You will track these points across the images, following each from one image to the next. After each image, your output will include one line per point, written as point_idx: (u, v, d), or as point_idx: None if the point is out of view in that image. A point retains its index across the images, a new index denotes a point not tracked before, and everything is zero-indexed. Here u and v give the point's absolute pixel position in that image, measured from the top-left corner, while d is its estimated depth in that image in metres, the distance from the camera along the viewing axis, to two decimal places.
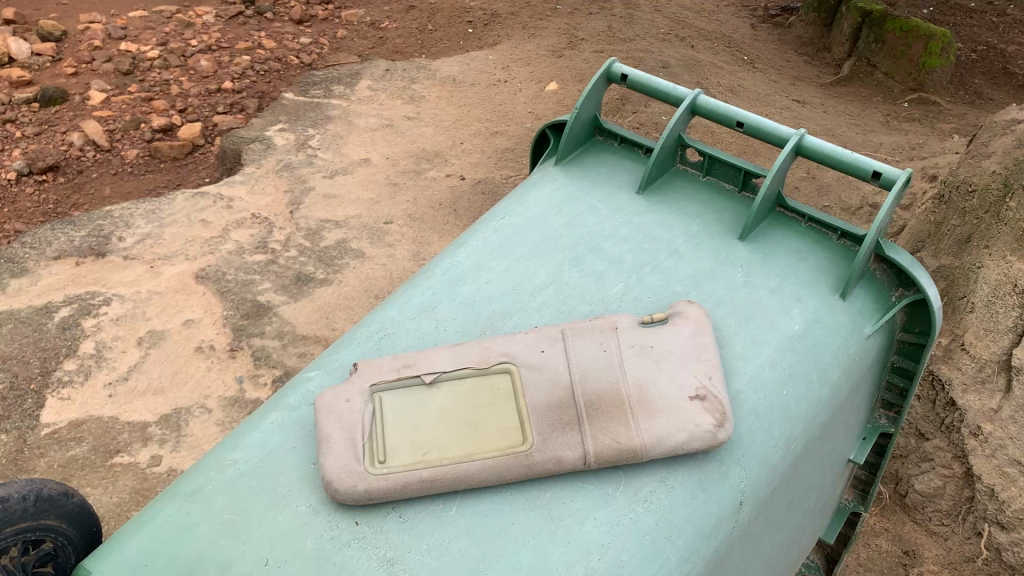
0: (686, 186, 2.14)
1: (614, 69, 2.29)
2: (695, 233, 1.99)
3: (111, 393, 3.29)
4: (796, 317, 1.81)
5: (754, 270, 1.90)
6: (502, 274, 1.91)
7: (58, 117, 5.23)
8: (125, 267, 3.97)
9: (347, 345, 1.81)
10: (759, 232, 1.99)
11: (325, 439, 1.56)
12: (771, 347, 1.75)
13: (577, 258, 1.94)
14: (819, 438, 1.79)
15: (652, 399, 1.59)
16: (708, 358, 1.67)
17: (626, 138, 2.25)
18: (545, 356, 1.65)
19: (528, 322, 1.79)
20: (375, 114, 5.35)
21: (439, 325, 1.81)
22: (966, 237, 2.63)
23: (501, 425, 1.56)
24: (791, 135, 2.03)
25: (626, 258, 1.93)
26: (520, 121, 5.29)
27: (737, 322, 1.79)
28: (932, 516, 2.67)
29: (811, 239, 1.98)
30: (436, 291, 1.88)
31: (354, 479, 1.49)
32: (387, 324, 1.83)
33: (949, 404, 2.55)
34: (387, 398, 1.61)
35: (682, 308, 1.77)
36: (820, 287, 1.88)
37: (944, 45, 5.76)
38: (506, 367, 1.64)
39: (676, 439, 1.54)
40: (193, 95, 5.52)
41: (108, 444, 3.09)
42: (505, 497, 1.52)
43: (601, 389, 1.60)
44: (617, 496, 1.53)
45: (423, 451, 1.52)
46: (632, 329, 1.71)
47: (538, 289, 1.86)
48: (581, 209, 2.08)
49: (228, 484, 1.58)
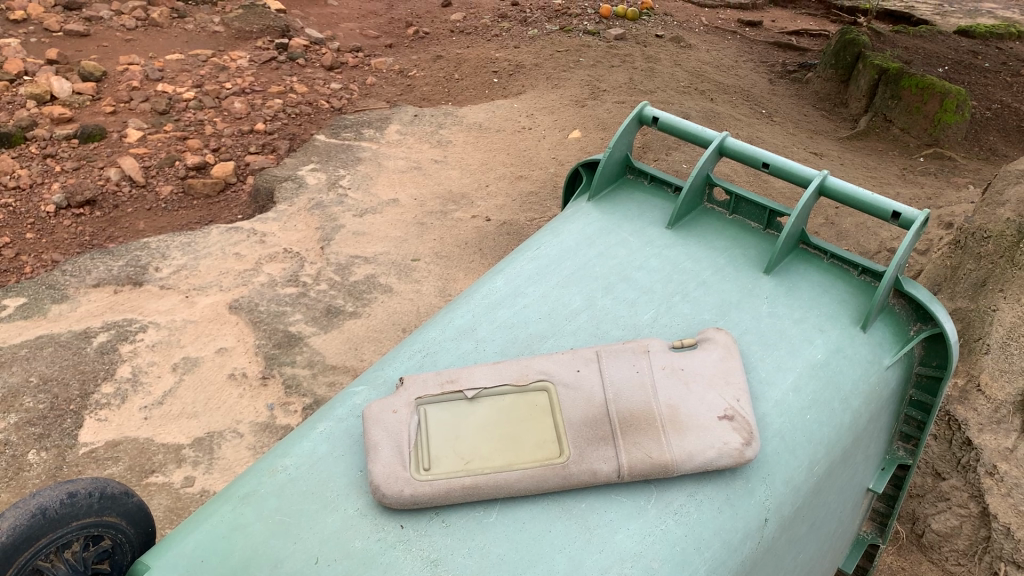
0: (711, 223, 2.25)
1: (647, 111, 2.42)
2: (722, 265, 2.09)
3: (146, 415, 3.39)
4: (819, 346, 1.90)
5: (778, 301, 1.99)
6: (538, 299, 2.01)
7: (96, 153, 5.42)
8: (161, 296, 4.11)
9: (392, 362, 1.91)
10: (782, 267, 2.09)
11: (373, 447, 1.65)
12: (795, 373, 1.84)
13: (610, 286, 2.04)
14: (841, 463, 1.86)
15: (683, 417, 1.68)
16: (735, 381, 1.76)
17: (656, 177, 2.37)
18: (580, 375, 1.75)
19: (563, 343, 1.89)
20: (404, 156, 5.52)
21: (478, 345, 1.90)
22: (981, 280, 2.75)
23: (541, 436, 1.65)
24: (814, 176, 2.14)
25: (656, 287, 2.03)
26: (544, 166, 5.44)
27: (763, 348, 1.88)
28: (949, 555, 2.73)
29: (833, 275, 2.07)
30: (475, 315, 1.99)
31: (400, 485, 1.58)
32: (429, 343, 1.93)
33: (965, 443, 2.63)
34: (431, 410, 1.71)
35: (710, 334, 1.86)
36: (842, 319, 1.97)
37: (958, 102, 5.90)
38: (544, 386, 1.74)
39: (705, 456, 1.63)
40: (227, 135, 5.72)
41: (142, 464, 3.17)
42: (543, 506, 1.60)
43: (634, 408, 1.69)
44: (649, 508, 1.61)
45: (465, 460, 1.62)
46: (663, 353, 1.81)
47: (573, 314, 1.96)
48: (613, 241, 2.19)
49: (279, 488, 1.68)
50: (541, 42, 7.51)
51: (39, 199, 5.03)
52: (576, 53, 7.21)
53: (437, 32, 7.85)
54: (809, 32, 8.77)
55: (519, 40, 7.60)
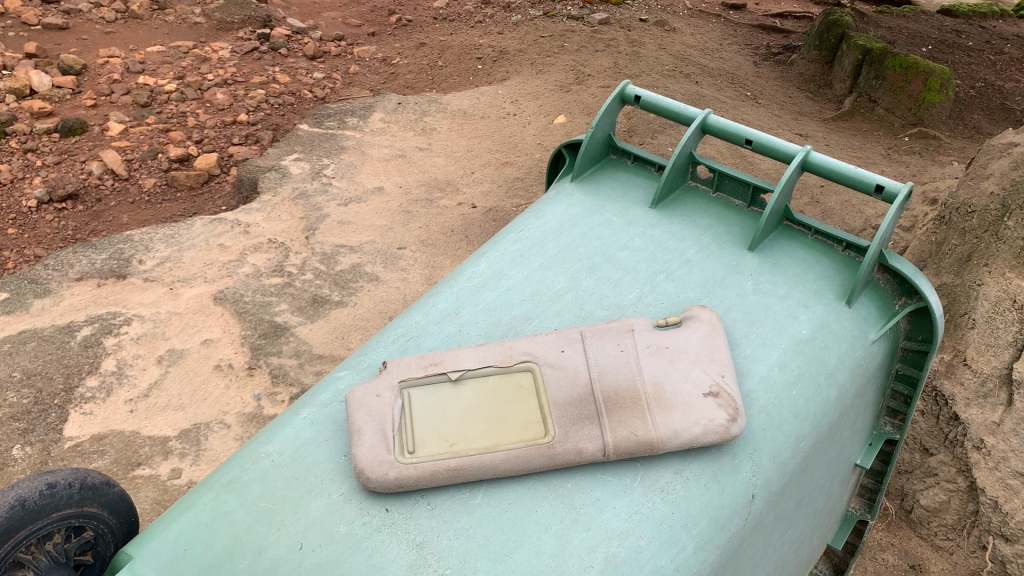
0: (696, 200, 2.22)
1: (628, 90, 2.40)
2: (706, 244, 2.07)
3: (132, 408, 3.37)
4: (804, 322, 1.89)
5: (762, 277, 1.97)
6: (522, 281, 1.99)
7: (78, 147, 5.37)
8: (145, 289, 4.07)
9: (375, 347, 1.89)
10: (767, 243, 2.07)
11: (357, 431, 1.64)
12: (781, 349, 1.83)
13: (594, 267, 2.01)
14: (828, 438, 1.86)
15: (668, 395, 1.67)
16: (721, 358, 1.75)
17: (639, 156, 2.35)
18: (564, 355, 1.74)
19: (548, 324, 1.87)
20: (388, 144, 5.48)
21: (462, 328, 1.88)
22: (966, 255, 2.73)
23: (525, 418, 1.64)
24: (797, 152, 2.12)
25: (640, 267, 2.00)
26: (529, 152, 5.42)
27: (748, 325, 1.86)
28: (937, 530, 2.78)
29: (817, 251, 2.05)
30: (459, 297, 1.96)
31: (384, 468, 1.57)
32: (413, 327, 1.91)
33: (952, 418, 2.66)
34: (415, 393, 1.69)
35: (695, 312, 1.85)
36: (827, 294, 1.95)
37: (942, 81, 5.91)
38: (528, 366, 1.72)
39: (692, 432, 1.62)
40: (209, 127, 5.67)
41: (129, 457, 3.14)
42: (529, 487, 1.59)
43: (619, 387, 1.68)
44: (635, 486, 1.60)
45: (450, 443, 1.61)
46: (648, 332, 1.79)
47: (556, 296, 1.94)
48: (597, 222, 2.16)
49: (263, 474, 1.66)
50: (525, 28, 7.47)
51: (21, 194, 4.99)
52: (560, 38, 7.17)
53: (420, 19, 7.79)
54: (794, 14, 8.76)
55: (502, 26, 7.56)
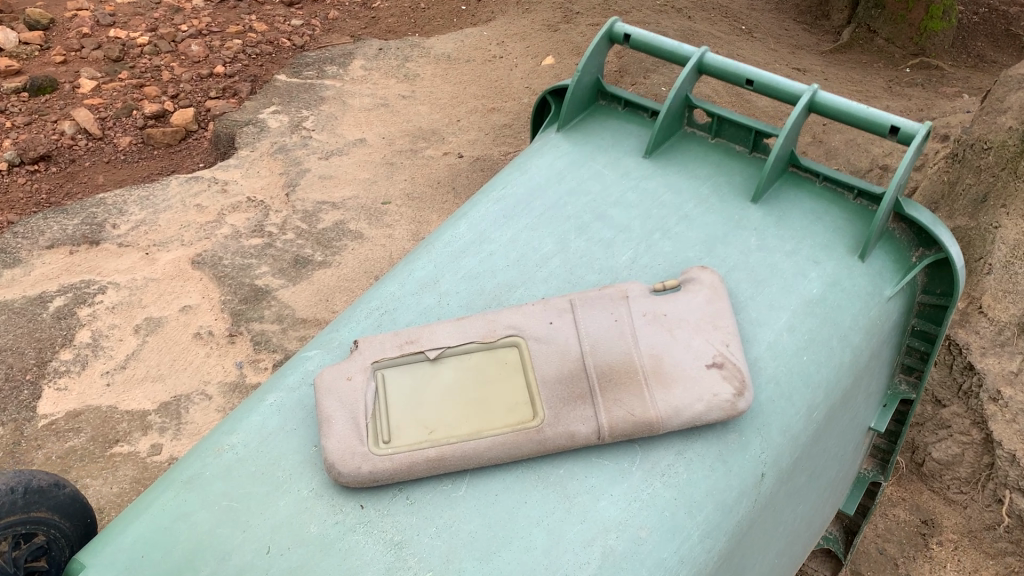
0: (693, 147, 2.02)
1: (617, 28, 2.20)
2: (705, 196, 1.89)
3: (108, 381, 3.22)
4: (815, 280, 1.73)
5: (767, 232, 1.81)
6: (506, 244, 1.82)
7: (48, 106, 5.14)
8: (120, 255, 3.90)
9: (347, 323, 1.73)
10: (771, 193, 1.89)
11: (326, 420, 1.49)
12: (790, 311, 1.67)
13: (584, 226, 1.85)
14: (842, 405, 1.72)
15: (668, 369, 1.52)
16: (724, 325, 1.59)
17: (630, 101, 2.14)
18: (553, 328, 1.59)
19: (535, 293, 1.71)
20: (369, 93, 5.25)
21: (441, 300, 1.73)
22: (982, 196, 2.59)
23: (511, 399, 1.50)
24: (803, 92, 1.94)
25: (634, 224, 1.83)
26: (517, 96, 5.20)
27: (753, 287, 1.70)
28: (949, 484, 2.66)
29: (827, 200, 1.87)
30: (438, 265, 1.80)
31: (358, 461, 1.43)
32: (388, 299, 1.75)
33: (966, 368, 2.53)
34: (390, 375, 1.54)
35: (694, 274, 1.68)
36: (838, 248, 1.79)
37: (945, 9, 5.63)
38: (513, 341, 1.57)
39: (694, 410, 1.48)
40: (185, 81, 5.43)
41: (106, 434, 3.00)
42: (517, 475, 1.46)
43: (614, 361, 1.54)
44: (633, 471, 1.46)
45: (430, 430, 1.47)
46: (644, 298, 1.63)
47: (543, 260, 1.78)
48: (586, 175, 1.98)
49: (227, 469, 1.53)
50: None
51: None
52: None
53: None
54: None
55: None
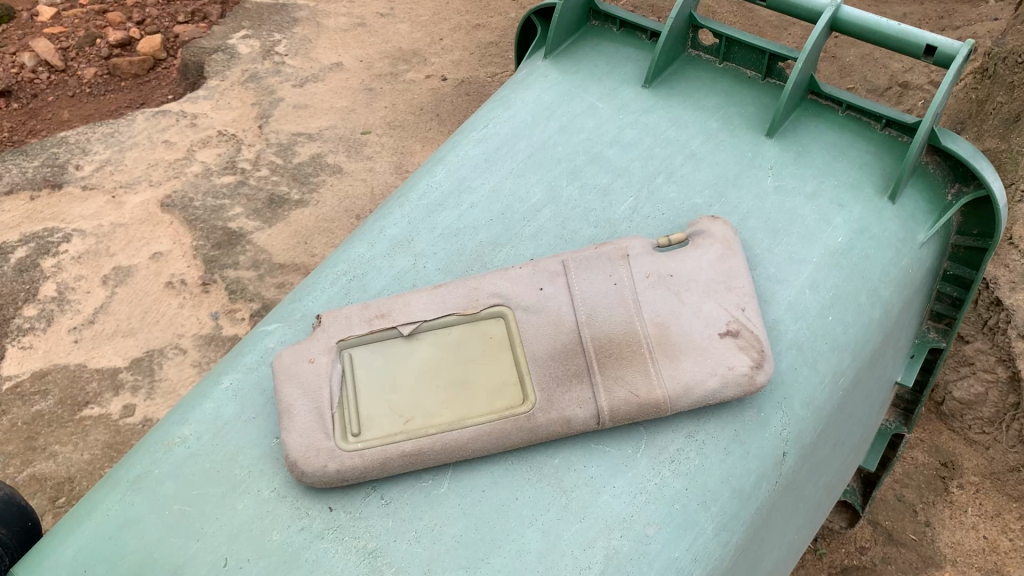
0: (698, 74, 1.77)
1: None
2: (714, 130, 1.66)
3: (76, 338, 3.03)
4: (840, 227, 1.52)
5: (785, 172, 1.59)
6: (489, 195, 1.61)
7: (6, 37, 4.80)
8: (85, 199, 3.63)
9: (311, 291, 1.53)
10: (789, 126, 1.66)
11: (286, 410, 1.30)
12: (813, 265, 1.47)
13: (576, 171, 1.63)
14: (870, 366, 1.53)
15: (676, 340, 1.33)
16: (739, 285, 1.39)
17: (626, 21, 1.87)
18: (544, 295, 1.39)
19: (522, 253, 1.51)
20: (345, 11, 4.86)
21: (417, 263, 1.53)
22: (1014, 115, 2.35)
23: (497, 381, 1.31)
24: (824, 7, 1.69)
25: (633, 167, 1.61)
26: (504, 11, 4.86)
27: (770, 237, 1.50)
28: (971, 424, 2.51)
29: (851, 132, 1.65)
30: (412, 221, 1.59)
31: (323, 458, 1.25)
32: (357, 263, 1.55)
33: (994, 303, 2.32)
34: (358, 356, 1.34)
35: (704, 225, 1.47)
36: (865, 189, 1.57)
37: None
38: (498, 312, 1.38)
39: (707, 387, 1.29)
40: (151, 4, 5.03)
41: (75, 397, 2.84)
42: (506, 467, 1.27)
43: (614, 332, 1.34)
44: (639, 458, 1.28)
45: (405, 419, 1.28)
46: (647, 256, 1.43)
47: (531, 212, 1.57)
48: (578, 109, 1.74)
49: (178, 466, 1.34)
50: None
51: None
52: None
53: None
54: None
55: None
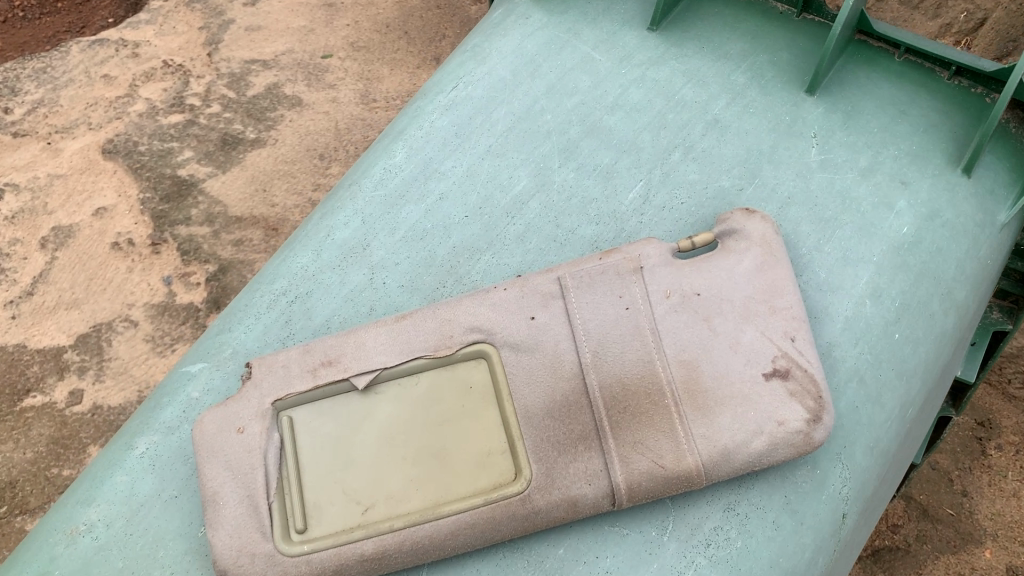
0: (717, 10, 1.42)
1: None
2: (740, 87, 1.33)
3: (13, 313, 2.16)
4: (904, 214, 1.20)
5: (833, 141, 1.26)
6: (462, 182, 1.29)
7: None
8: (17, 147, 2.44)
9: (244, 318, 1.22)
10: (835, 78, 1.32)
11: (212, 498, 1.02)
12: (872, 267, 1.17)
13: (570, 147, 1.30)
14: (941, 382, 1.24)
15: (708, 386, 1.03)
16: (784, 304, 1.08)
17: None
18: (538, 327, 1.08)
19: (506, 262, 1.21)
20: None
21: (374, 277, 1.22)
22: None
23: (480, 449, 1.02)
24: None
25: (641, 142, 1.29)
26: None
27: (818, 230, 1.19)
28: (1012, 377, 2.09)
29: (912, 82, 1.31)
30: (367, 220, 1.27)
31: (261, 567, 0.98)
32: (300, 278, 1.24)
33: None
34: (301, 420, 1.05)
35: (737, 223, 1.15)
36: (934, 158, 1.24)
37: None
38: (478, 354, 1.07)
39: (749, 450, 1.00)
40: None
41: (11, 383, 2.09)
42: (497, 562, 1.02)
43: (630, 377, 1.04)
44: (666, 542, 1.01)
45: (365, 507, 1.00)
46: (668, 268, 1.11)
47: (516, 205, 1.25)
48: (569, 62, 1.39)
49: (84, 566, 1.06)
50: None
51: None
52: None
53: None
54: None
55: None
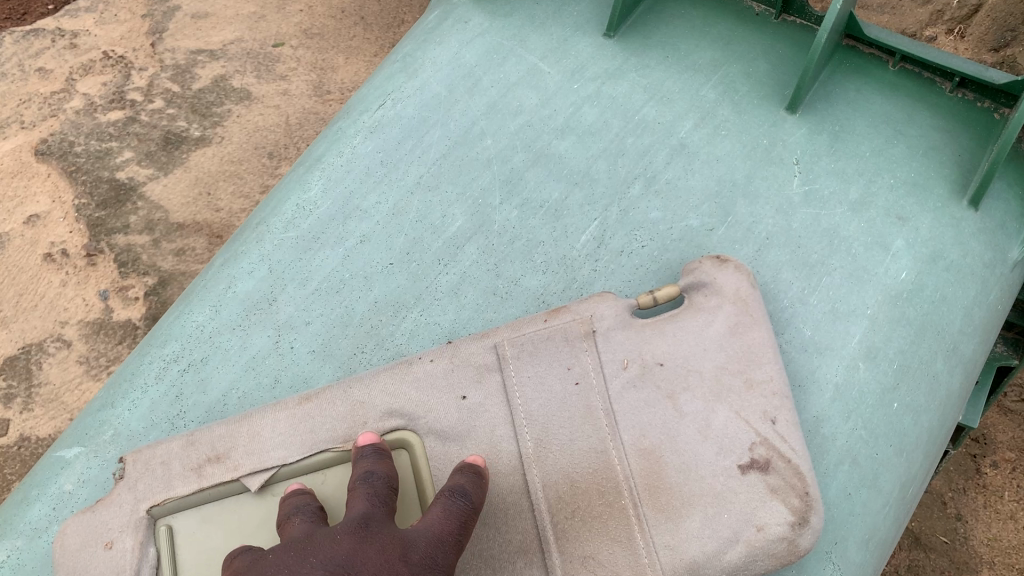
0: (682, 10, 1.24)
1: None
2: (710, 105, 1.14)
3: None
4: (901, 256, 1.03)
5: (818, 168, 1.08)
6: (388, 220, 1.10)
7: None
8: None
9: (129, 390, 1.03)
10: (819, 93, 1.14)
11: None
12: (864, 322, 0.99)
13: (514, 179, 1.11)
14: None
15: (672, 482, 0.86)
16: (762, 377, 0.90)
17: None
18: (470, 408, 0.90)
19: (437, 321, 1.03)
20: None
21: (281, 339, 1.03)
22: None
23: None
24: None
25: (596, 173, 1.11)
26: None
27: (800, 278, 1.02)
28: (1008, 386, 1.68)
29: (907, 96, 1.13)
30: (276, 268, 1.08)
31: None
32: (195, 340, 1.05)
33: None
34: (182, 532, 0.87)
35: (708, 275, 0.97)
36: (936, 187, 1.06)
37: None
38: (397, 446, 0.89)
39: (722, 563, 0.83)
40: None
41: None
42: None
43: (579, 472, 0.87)
44: None
45: None
46: (625, 333, 0.93)
47: (451, 249, 1.07)
48: (512, 75, 1.20)
49: None
50: None
51: None
52: None
53: None
54: None
55: None
